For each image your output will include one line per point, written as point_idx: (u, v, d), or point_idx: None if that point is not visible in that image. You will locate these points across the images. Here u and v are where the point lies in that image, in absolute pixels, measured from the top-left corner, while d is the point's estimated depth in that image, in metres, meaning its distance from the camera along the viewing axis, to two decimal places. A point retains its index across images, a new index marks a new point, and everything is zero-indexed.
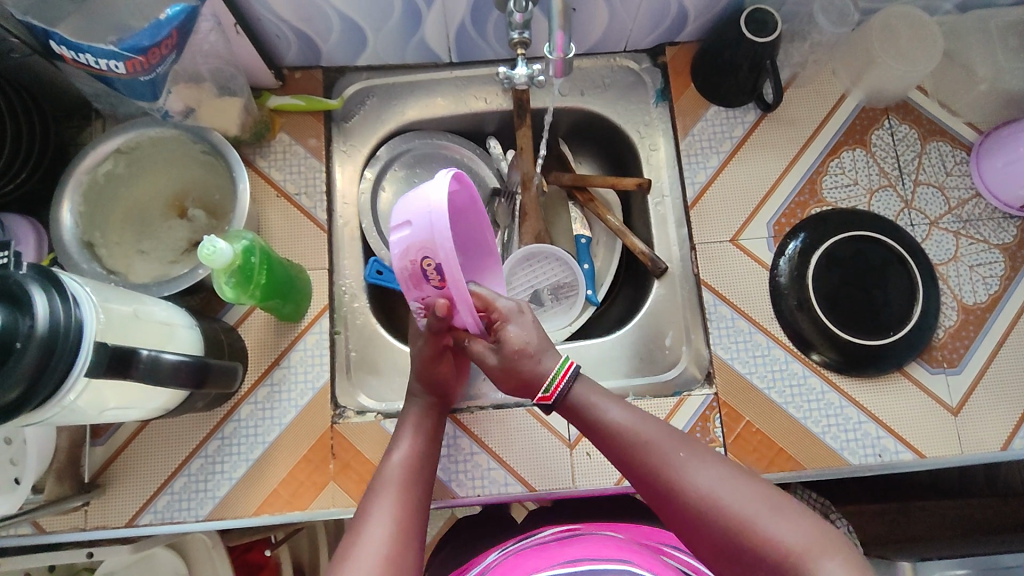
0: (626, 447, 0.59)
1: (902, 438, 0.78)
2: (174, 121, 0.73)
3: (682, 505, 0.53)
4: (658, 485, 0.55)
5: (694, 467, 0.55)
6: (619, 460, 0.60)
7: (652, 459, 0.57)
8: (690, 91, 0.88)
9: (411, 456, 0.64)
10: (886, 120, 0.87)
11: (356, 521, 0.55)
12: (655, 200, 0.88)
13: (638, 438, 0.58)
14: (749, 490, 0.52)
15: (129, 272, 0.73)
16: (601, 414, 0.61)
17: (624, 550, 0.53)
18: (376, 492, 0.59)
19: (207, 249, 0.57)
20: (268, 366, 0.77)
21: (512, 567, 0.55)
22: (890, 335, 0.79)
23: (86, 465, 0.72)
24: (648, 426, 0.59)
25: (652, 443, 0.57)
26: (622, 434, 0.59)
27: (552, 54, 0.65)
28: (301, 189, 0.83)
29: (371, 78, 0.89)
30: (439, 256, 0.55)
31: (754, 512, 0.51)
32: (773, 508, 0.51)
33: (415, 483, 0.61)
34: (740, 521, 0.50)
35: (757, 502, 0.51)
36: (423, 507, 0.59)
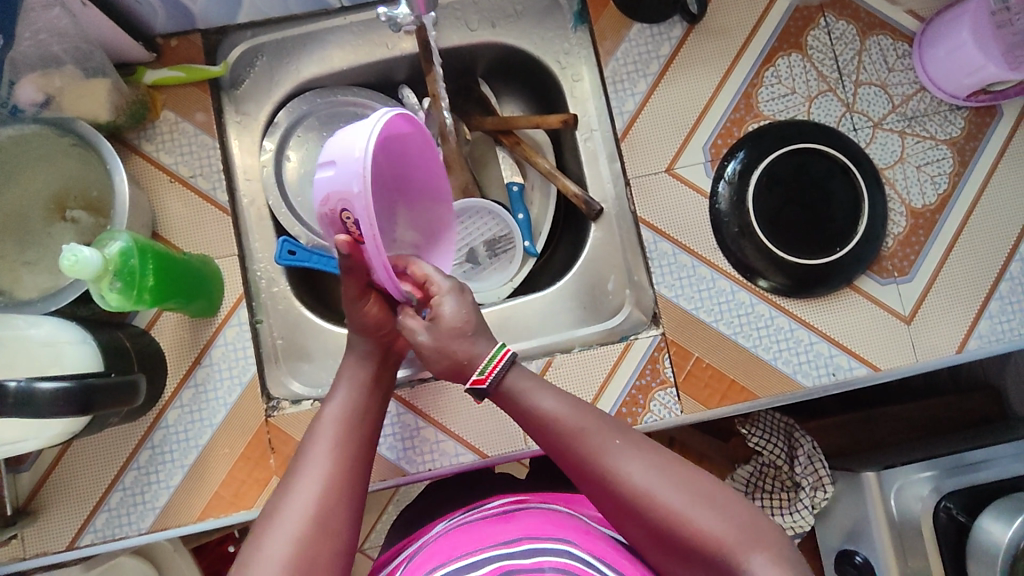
0: (557, 439, 0.55)
1: (856, 354, 0.76)
2: (29, 115, 0.66)
3: (616, 499, 0.51)
4: (593, 471, 0.52)
5: (627, 459, 0.52)
6: (549, 446, 0.56)
7: (584, 448, 0.53)
8: (609, 10, 0.80)
9: (353, 404, 0.58)
10: (823, 18, 0.80)
11: (284, 485, 0.52)
12: (584, 135, 0.82)
13: (568, 428, 0.54)
14: (680, 480, 0.50)
15: (15, 288, 0.67)
16: (536, 401, 0.56)
17: (563, 529, 0.52)
18: (307, 449, 0.54)
19: (69, 258, 0.51)
20: (189, 367, 0.72)
21: (452, 544, 0.52)
22: (836, 251, 0.76)
23: (10, 494, 0.68)
24: (580, 414, 0.55)
25: (583, 434, 0.54)
26: (553, 423, 0.55)
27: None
28: (196, 170, 0.75)
29: (257, 36, 0.80)
30: (354, 209, 0.51)
31: (685, 505, 0.49)
32: (705, 501, 0.49)
33: (356, 437, 0.56)
34: (671, 514, 0.49)
35: (690, 494, 0.50)
36: (361, 461, 0.55)
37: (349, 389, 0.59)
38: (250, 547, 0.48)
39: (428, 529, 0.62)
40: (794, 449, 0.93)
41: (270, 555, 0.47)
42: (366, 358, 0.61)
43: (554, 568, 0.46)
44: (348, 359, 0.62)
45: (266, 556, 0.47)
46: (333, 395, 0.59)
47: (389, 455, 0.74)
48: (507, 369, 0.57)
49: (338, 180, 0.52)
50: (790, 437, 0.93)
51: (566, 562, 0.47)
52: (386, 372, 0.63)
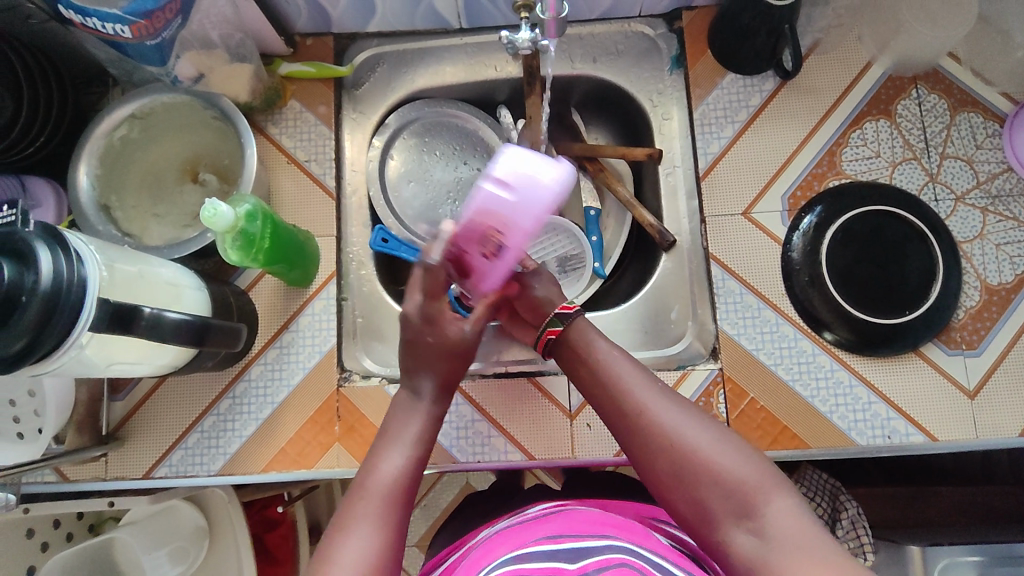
0: (598, 375, 0.61)
1: (913, 420, 0.76)
2: (185, 86, 0.75)
3: (645, 434, 0.55)
4: (625, 408, 0.58)
5: (659, 402, 0.56)
6: (587, 388, 0.62)
7: (619, 385, 0.59)
8: (707, 58, 0.85)
9: (405, 464, 0.55)
10: (914, 89, 0.83)
11: (330, 540, 0.49)
12: (666, 170, 0.86)
13: (608, 366, 0.61)
14: (707, 426, 0.54)
15: (144, 235, 0.76)
16: (582, 342, 0.64)
17: (608, 528, 0.54)
18: (355, 504, 0.51)
19: (209, 211, 0.58)
20: (277, 330, 0.79)
21: (498, 547, 0.55)
22: (905, 314, 0.76)
23: (105, 418, 0.76)
24: (617, 354, 0.62)
25: (620, 372, 0.60)
26: (594, 364, 0.62)
27: (545, 14, 0.63)
28: (311, 156, 0.84)
29: (381, 45, 0.89)
30: (511, 235, 0.57)
31: (710, 445, 0.53)
32: (728, 447, 0.53)
33: (403, 501, 0.53)
34: (694, 452, 0.52)
35: (716, 437, 0.53)
36: (403, 529, 0.51)
37: (396, 457, 0.55)
38: None
39: (474, 534, 0.64)
40: (838, 512, 0.90)
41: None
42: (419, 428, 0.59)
43: (598, 569, 0.47)
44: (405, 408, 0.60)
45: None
46: (385, 451, 0.56)
47: (442, 442, 0.77)
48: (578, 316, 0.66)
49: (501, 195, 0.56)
50: (835, 499, 0.92)
51: (608, 559, 0.48)
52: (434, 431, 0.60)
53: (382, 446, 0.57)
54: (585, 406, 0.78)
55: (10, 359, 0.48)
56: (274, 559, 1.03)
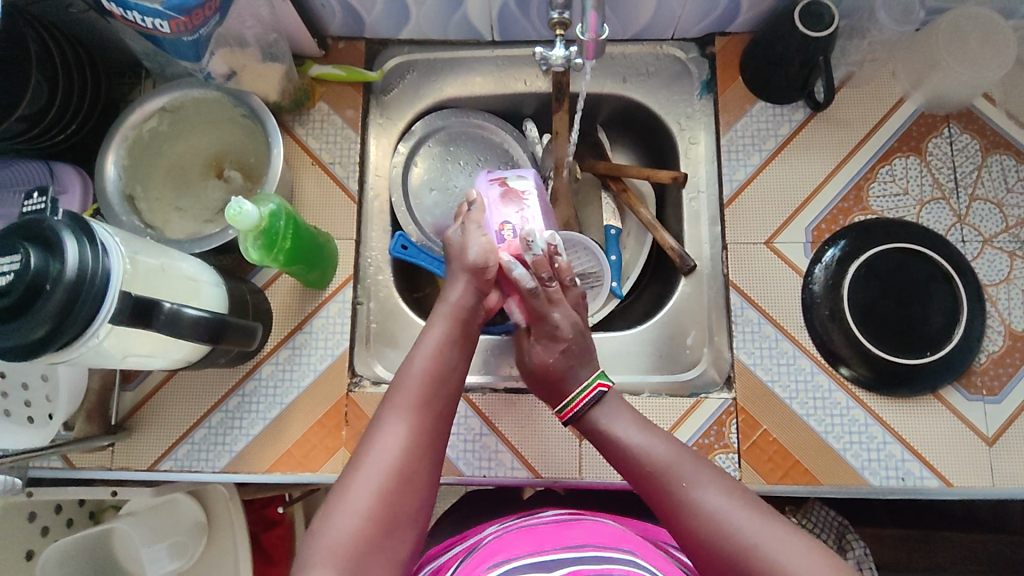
0: (642, 471, 0.61)
1: (928, 463, 0.75)
2: (216, 83, 0.75)
3: (694, 533, 0.55)
4: (670, 503, 0.57)
5: (706, 493, 0.56)
6: (632, 477, 0.62)
7: (664, 482, 0.59)
8: (737, 85, 0.84)
9: (433, 366, 0.63)
10: (946, 128, 0.82)
11: (364, 442, 0.57)
12: (690, 195, 0.85)
13: (651, 462, 0.61)
14: (754, 517, 0.53)
15: (165, 228, 0.76)
16: (618, 431, 0.64)
17: (626, 542, 0.55)
18: (388, 408, 0.59)
19: (233, 210, 0.59)
20: (290, 330, 0.79)
21: (514, 545, 0.55)
22: (926, 355, 0.75)
23: (114, 408, 0.76)
24: (662, 446, 0.62)
25: (665, 468, 0.59)
26: (637, 454, 0.62)
27: (584, 35, 0.62)
28: (335, 158, 0.84)
29: (412, 53, 0.89)
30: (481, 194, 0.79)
31: (766, 542, 0.51)
32: (778, 535, 0.52)
33: (433, 401, 0.60)
34: (747, 548, 0.51)
35: (767, 531, 0.52)
36: (430, 424, 0.59)
37: (428, 354, 0.64)
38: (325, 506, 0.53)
39: (480, 530, 0.65)
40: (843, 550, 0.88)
41: (351, 506, 0.52)
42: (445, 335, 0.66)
43: None
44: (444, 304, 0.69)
45: (349, 506, 0.52)
46: (417, 354, 0.64)
47: (449, 454, 0.77)
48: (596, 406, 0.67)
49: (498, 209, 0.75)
50: (842, 538, 0.89)
51: (634, 573, 0.49)
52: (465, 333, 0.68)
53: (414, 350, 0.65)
54: None
55: (30, 346, 0.49)
56: (270, 560, 1.02)
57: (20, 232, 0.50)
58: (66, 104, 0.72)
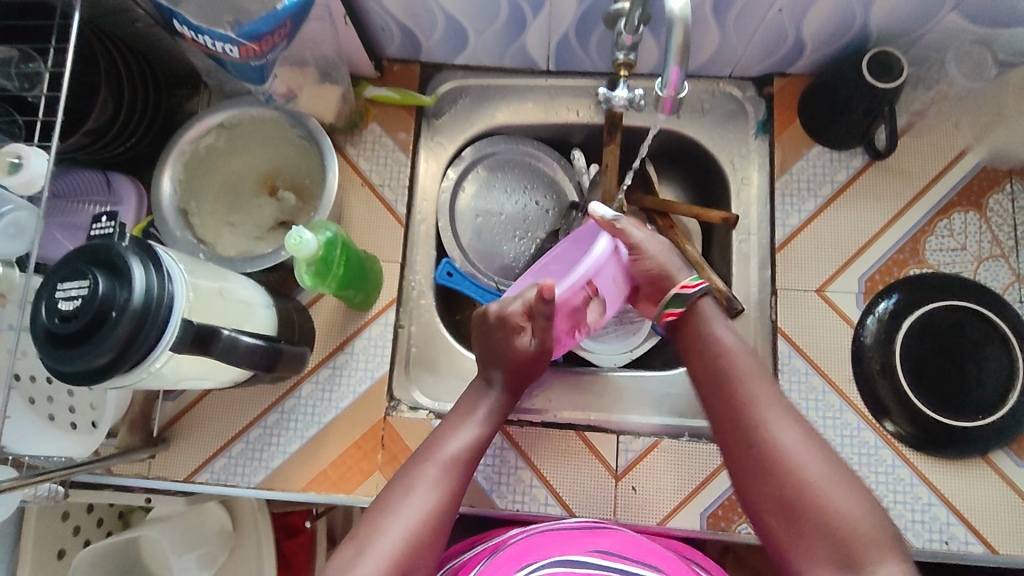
0: (724, 367, 0.60)
1: (974, 529, 0.73)
2: (276, 104, 0.75)
3: (754, 443, 0.55)
4: (741, 409, 0.57)
5: (779, 420, 0.55)
6: (704, 376, 0.62)
7: (741, 389, 0.58)
8: (794, 127, 0.83)
9: (466, 449, 0.63)
10: (1008, 183, 0.80)
11: (394, 497, 0.56)
12: (740, 237, 0.84)
13: (736, 367, 0.60)
14: (824, 457, 0.53)
15: (217, 243, 0.76)
16: (710, 332, 0.64)
17: (651, 553, 0.56)
18: (419, 471, 0.59)
19: (294, 239, 0.59)
20: (332, 350, 0.80)
21: (539, 544, 0.57)
22: (978, 418, 0.73)
23: (156, 418, 0.77)
24: (748, 361, 0.60)
25: (747, 378, 0.59)
26: (721, 359, 0.61)
27: (663, 91, 0.59)
28: (385, 180, 0.84)
29: (466, 78, 0.89)
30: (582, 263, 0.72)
31: (822, 479, 0.51)
32: (842, 483, 0.51)
33: (459, 476, 0.60)
34: (807, 483, 0.51)
35: (834, 474, 0.52)
36: (460, 495, 0.59)
37: (465, 435, 0.64)
38: (362, 535, 0.53)
39: (503, 532, 0.66)
40: None
41: (380, 550, 0.52)
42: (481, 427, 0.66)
43: None
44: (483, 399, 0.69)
45: (378, 547, 0.52)
46: (456, 433, 0.64)
47: (483, 486, 0.76)
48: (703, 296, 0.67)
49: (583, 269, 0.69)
50: None
51: None
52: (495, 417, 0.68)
53: (451, 427, 0.65)
54: (633, 468, 0.76)
55: (93, 371, 0.49)
56: (291, 569, 1.03)
57: (86, 255, 0.50)
58: (129, 119, 0.72)
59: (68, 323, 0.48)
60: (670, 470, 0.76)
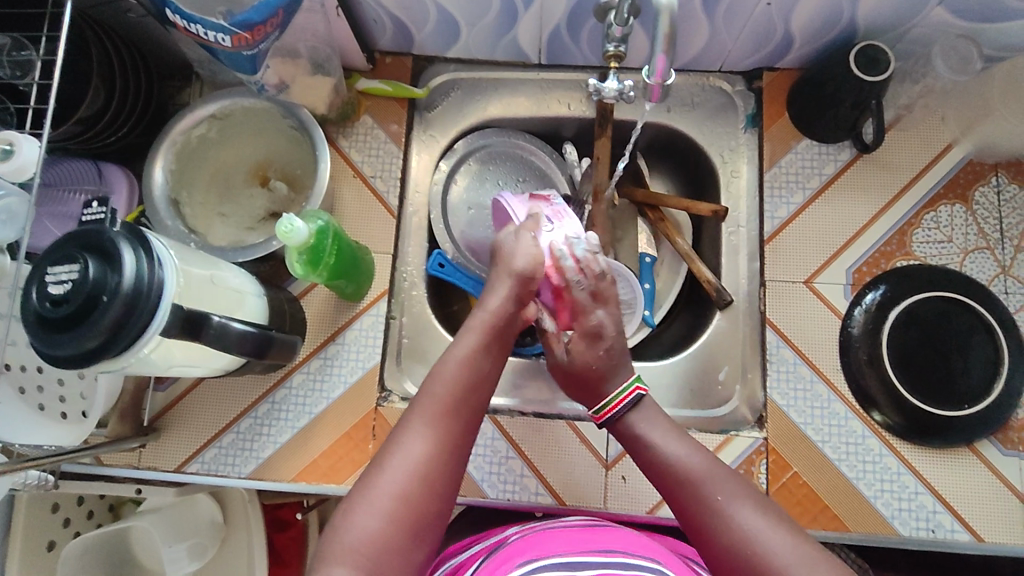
0: (675, 480, 0.58)
1: (960, 517, 0.73)
2: (268, 95, 0.75)
3: (719, 544, 0.52)
4: (698, 515, 0.55)
5: (737, 507, 0.53)
6: (659, 485, 0.60)
7: (696, 496, 0.56)
8: (783, 121, 0.84)
9: (464, 373, 0.60)
10: (993, 176, 0.81)
11: (386, 449, 0.54)
12: (729, 229, 0.85)
13: (687, 469, 0.57)
14: (795, 542, 0.50)
15: (208, 233, 0.76)
16: (652, 438, 0.61)
17: (652, 550, 0.56)
18: (411, 414, 0.57)
19: (285, 226, 0.59)
20: (324, 340, 0.80)
21: (538, 544, 0.56)
22: (963, 407, 0.74)
23: (147, 408, 0.77)
24: (699, 459, 0.58)
25: (699, 480, 0.56)
26: (670, 467, 0.58)
27: (648, 78, 0.60)
28: (377, 172, 0.85)
29: (458, 71, 0.89)
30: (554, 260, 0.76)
31: (793, 563, 0.49)
32: (818, 567, 0.48)
33: (456, 407, 0.57)
34: (780, 573, 0.49)
35: (804, 556, 0.49)
36: (462, 428, 0.57)
37: (458, 356, 0.61)
38: (352, 500, 0.52)
39: (502, 531, 0.65)
40: None
41: (371, 507, 0.50)
42: (476, 344, 0.62)
43: None
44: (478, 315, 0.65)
45: (367, 505, 0.50)
46: (450, 355, 0.61)
47: (474, 476, 0.77)
48: (632, 407, 0.65)
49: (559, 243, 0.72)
50: None
51: None
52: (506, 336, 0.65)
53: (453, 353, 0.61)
54: (623, 458, 0.76)
55: (83, 355, 0.49)
56: (283, 561, 1.03)
57: (78, 240, 0.50)
58: (121, 108, 0.72)
59: (59, 307, 0.48)
60: None
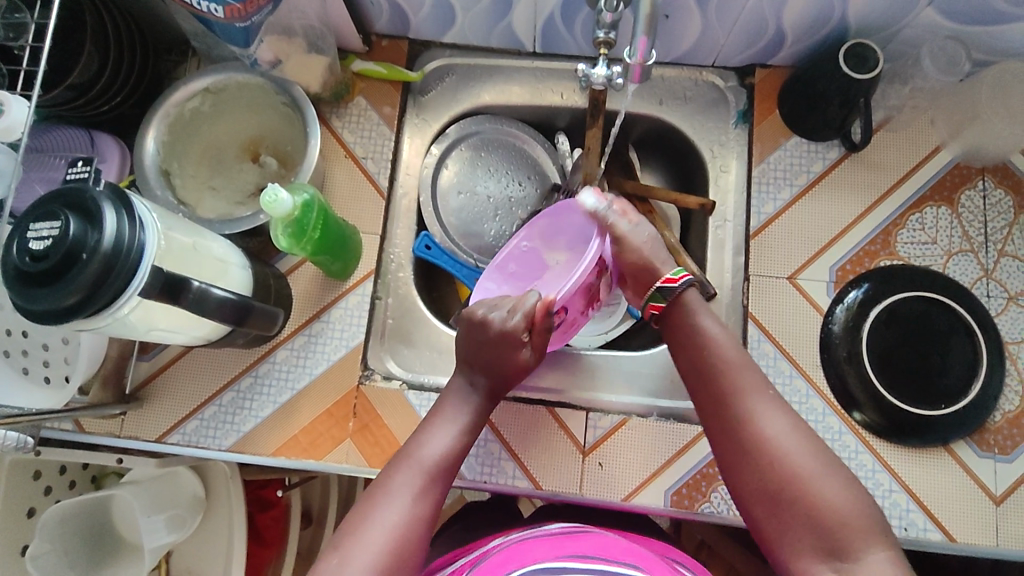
0: (709, 370, 0.63)
1: (934, 517, 0.74)
2: (261, 70, 0.76)
3: (743, 436, 0.59)
4: (729, 404, 0.61)
5: (766, 412, 0.59)
6: (693, 372, 0.64)
7: (731, 384, 0.61)
8: (773, 118, 0.84)
9: (445, 448, 0.62)
10: (980, 180, 0.81)
11: (365, 515, 0.55)
12: (716, 223, 0.85)
13: (726, 361, 0.63)
14: (811, 448, 0.57)
15: (197, 206, 0.77)
16: (696, 324, 0.65)
17: (633, 553, 0.55)
18: (390, 480, 0.58)
19: (269, 197, 0.60)
20: (309, 318, 0.80)
21: (518, 555, 0.54)
22: (940, 407, 0.74)
23: (130, 377, 0.78)
24: (737, 355, 0.63)
25: (736, 373, 0.62)
26: (707, 354, 0.64)
27: (631, 58, 0.61)
28: (369, 153, 0.85)
29: (453, 56, 0.90)
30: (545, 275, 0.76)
31: (810, 467, 0.56)
32: (829, 469, 0.56)
33: (437, 477, 0.60)
34: (795, 475, 0.56)
35: (818, 463, 0.56)
36: (437, 506, 0.58)
37: (442, 434, 0.63)
38: (336, 555, 0.53)
39: (485, 543, 0.63)
40: None
41: (356, 565, 0.52)
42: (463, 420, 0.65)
43: None
44: (462, 389, 0.68)
45: (353, 563, 0.52)
46: (432, 431, 0.63)
47: None
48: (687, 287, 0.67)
49: (591, 244, 0.68)
50: None
51: None
52: (484, 410, 0.68)
53: (429, 428, 0.64)
54: (600, 445, 0.77)
55: (60, 312, 0.50)
56: (262, 540, 1.03)
57: (61, 198, 0.51)
58: (113, 78, 0.73)
59: (38, 263, 0.49)
60: (636, 448, 0.77)
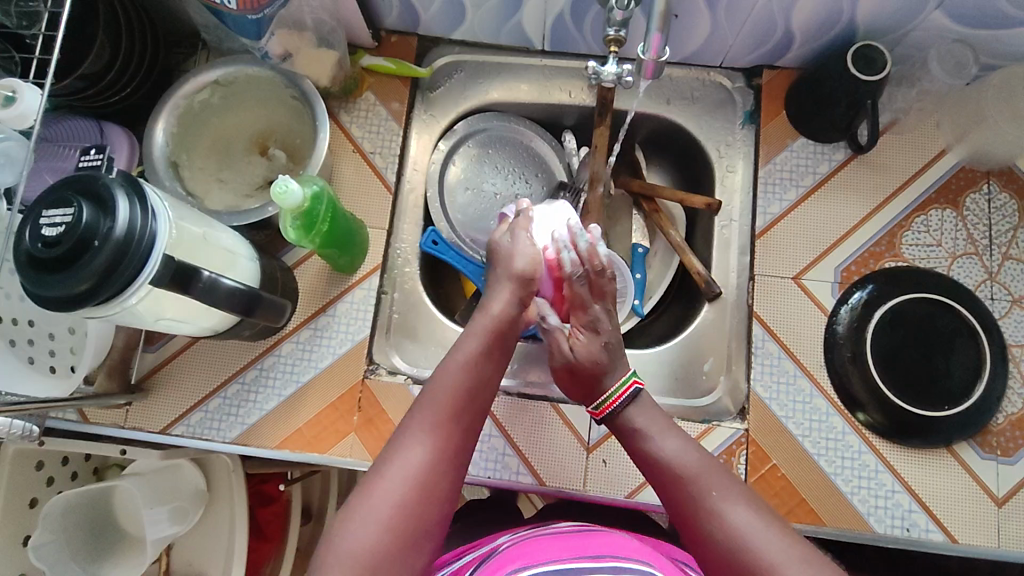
0: (668, 479, 0.58)
1: (936, 517, 0.74)
2: (272, 62, 0.76)
3: (707, 539, 0.52)
4: (691, 511, 0.54)
5: (728, 506, 0.53)
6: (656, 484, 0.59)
7: (688, 492, 0.55)
8: (780, 119, 0.85)
9: (466, 377, 0.60)
10: (985, 184, 0.82)
11: (380, 463, 0.55)
12: (722, 223, 0.86)
13: (680, 467, 0.57)
14: (783, 540, 0.50)
15: (205, 198, 0.77)
16: (647, 442, 0.61)
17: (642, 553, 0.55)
18: (407, 425, 0.57)
19: (280, 188, 0.60)
20: (315, 311, 0.80)
21: (527, 553, 0.54)
22: (944, 409, 0.75)
23: (135, 368, 0.78)
24: (694, 457, 0.58)
25: (690, 477, 0.56)
26: (662, 465, 0.59)
27: (644, 54, 0.62)
28: (377, 148, 0.85)
29: (462, 53, 0.90)
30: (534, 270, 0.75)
31: (781, 559, 0.49)
32: (805, 561, 0.49)
33: (460, 413, 0.58)
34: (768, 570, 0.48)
35: (792, 552, 0.49)
36: (459, 439, 0.57)
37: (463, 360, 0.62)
38: (345, 512, 0.52)
39: (492, 540, 0.63)
40: None
41: (368, 519, 0.51)
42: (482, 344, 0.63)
43: None
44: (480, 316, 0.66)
45: (362, 517, 0.51)
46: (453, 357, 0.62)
47: None
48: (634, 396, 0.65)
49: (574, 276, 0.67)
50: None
51: None
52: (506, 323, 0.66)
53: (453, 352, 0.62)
54: (605, 441, 0.77)
55: (71, 298, 0.50)
56: (263, 534, 1.03)
57: (74, 185, 0.51)
58: (123, 69, 0.73)
59: (50, 248, 0.49)
60: None
